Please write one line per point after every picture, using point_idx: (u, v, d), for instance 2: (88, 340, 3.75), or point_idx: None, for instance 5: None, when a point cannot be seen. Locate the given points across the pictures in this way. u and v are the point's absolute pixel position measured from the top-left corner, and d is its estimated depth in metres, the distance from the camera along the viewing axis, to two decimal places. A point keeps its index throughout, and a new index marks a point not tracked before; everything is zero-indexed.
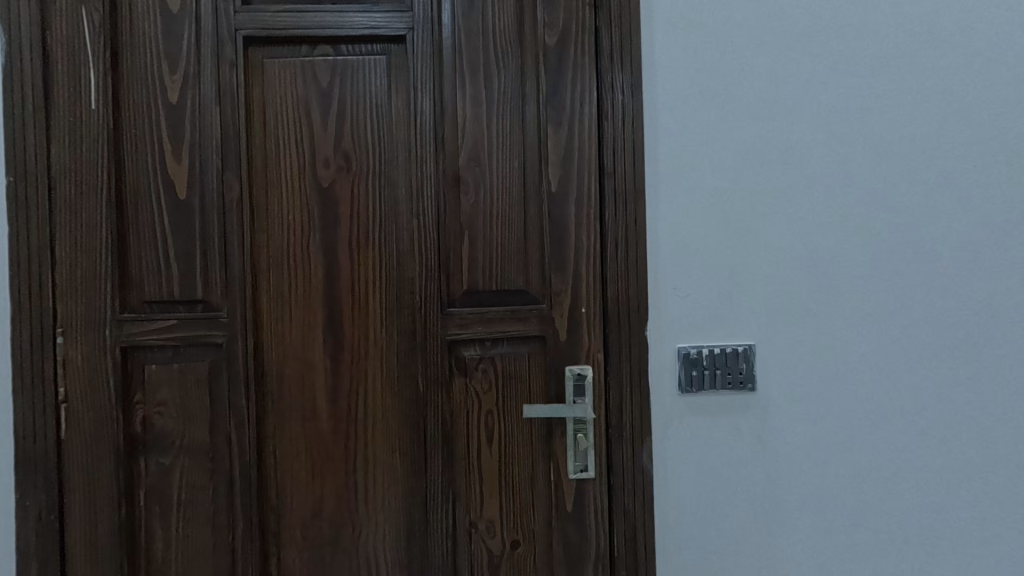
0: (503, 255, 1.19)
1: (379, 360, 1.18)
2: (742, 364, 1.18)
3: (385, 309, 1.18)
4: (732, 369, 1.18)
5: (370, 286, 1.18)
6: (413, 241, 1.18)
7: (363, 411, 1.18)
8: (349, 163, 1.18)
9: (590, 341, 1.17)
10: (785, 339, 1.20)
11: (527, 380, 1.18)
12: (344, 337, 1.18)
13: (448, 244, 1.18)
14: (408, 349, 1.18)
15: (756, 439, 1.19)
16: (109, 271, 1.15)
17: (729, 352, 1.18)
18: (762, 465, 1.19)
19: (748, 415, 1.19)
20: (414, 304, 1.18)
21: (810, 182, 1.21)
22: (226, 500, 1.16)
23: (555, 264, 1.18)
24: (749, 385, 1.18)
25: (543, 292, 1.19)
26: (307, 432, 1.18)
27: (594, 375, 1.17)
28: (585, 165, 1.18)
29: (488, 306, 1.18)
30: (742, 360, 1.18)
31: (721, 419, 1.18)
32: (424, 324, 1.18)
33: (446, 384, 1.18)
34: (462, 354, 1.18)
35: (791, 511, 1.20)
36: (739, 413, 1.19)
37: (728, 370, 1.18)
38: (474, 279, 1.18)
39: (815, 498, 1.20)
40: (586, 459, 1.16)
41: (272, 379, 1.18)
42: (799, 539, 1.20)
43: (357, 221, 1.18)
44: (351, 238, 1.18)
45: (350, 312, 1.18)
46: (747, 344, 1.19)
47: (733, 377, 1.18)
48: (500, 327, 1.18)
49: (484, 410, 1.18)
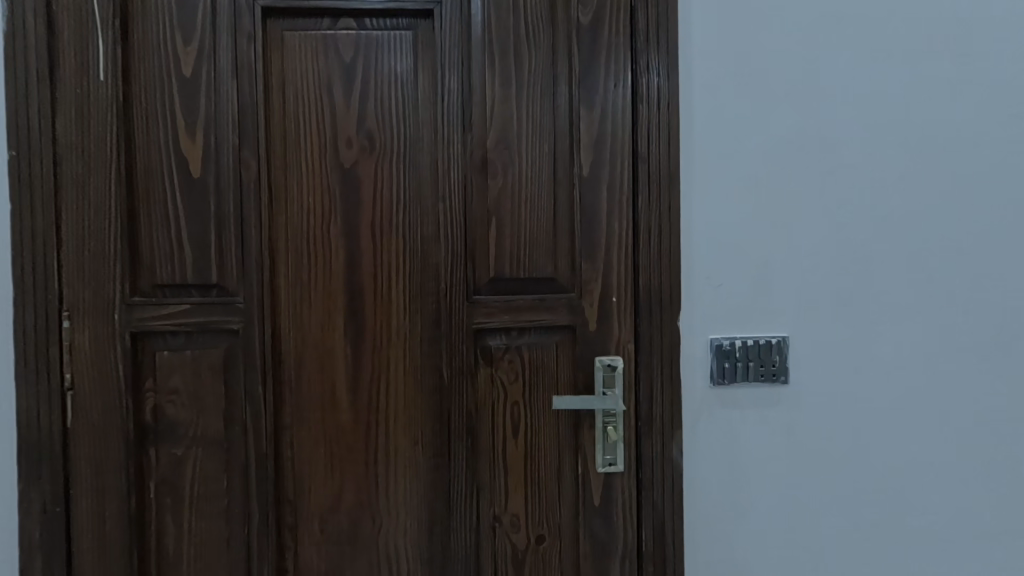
0: (531, 241, 1.15)
1: (402, 350, 1.14)
2: (775, 356, 1.16)
3: (408, 296, 1.14)
4: (765, 361, 1.15)
5: (393, 272, 1.14)
6: (438, 225, 1.14)
7: (384, 402, 1.14)
8: (372, 143, 1.13)
9: (620, 332, 1.14)
10: (818, 331, 1.17)
11: (555, 371, 1.15)
12: (365, 324, 1.14)
13: (475, 229, 1.14)
14: (432, 339, 1.14)
15: (787, 433, 1.17)
16: (119, 253, 1.09)
17: (762, 345, 1.15)
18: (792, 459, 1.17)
19: (779, 408, 1.17)
20: (438, 292, 1.14)
21: (846, 171, 1.18)
22: (241, 493, 1.12)
23: (585, 251, 1.14)
24: (782, 379, 1.16)
25: (573, 280, 1.15)
26: (326, 422, 1.14)
27: (624, 366, 1.14)
28: (618, 150, 1.14)
29: (515, 294, 1.15)
30: (775, 352, 1.15)
31: (752, 412, 1.16)
32: (449, 312, 1.13)
33: (471, 374, 1.14)
34: (488, 344, 1.14)
35: (820, 505, 1.18)
36: (770, 407, 1.16)
37: (761, 363, 1.15)
38: (501, 266, 1.14)
39: (844, 493, 1.19)
40: (615, 452, 1.13)
41: (289, 367, 1.13)
42: (828, 534, 1.19)
43: (380, 204, 1.14)
44: (374, 222, 1.14)
45: (371, 299, 1.14)
46: (780, 337, 1.16)
47: (765, 370, 1.15)
48: (528, 317, 1.14)
49: (510, 401, 1.14)
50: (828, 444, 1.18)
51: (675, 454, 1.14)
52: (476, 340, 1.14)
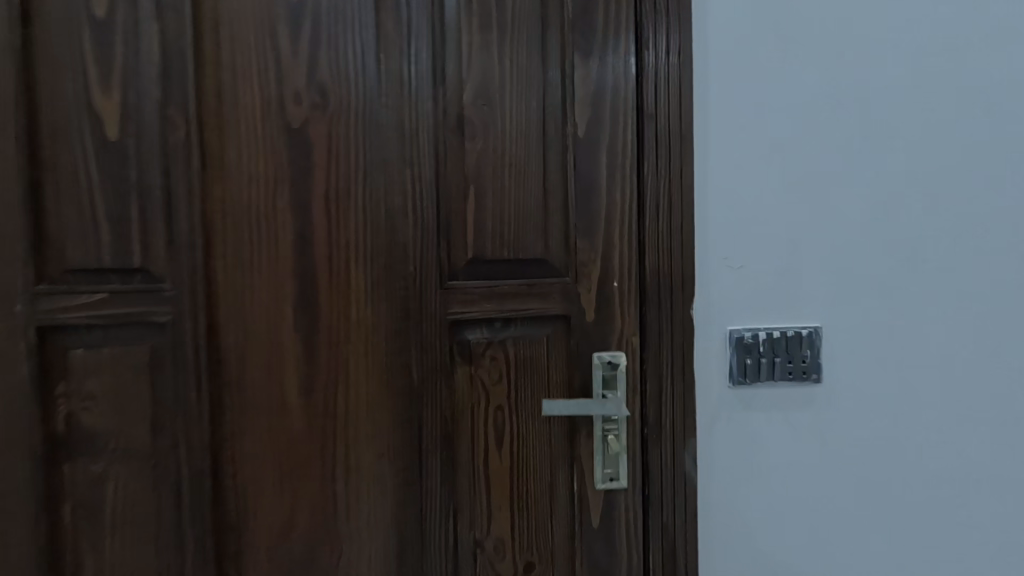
0: (517, 216, 0.97)
1: (364, 345, 0.96)
2: (805, 351, 0.98)
3: (371, 281, 0.96)
4: (793, 357, 0.98)
5: (353, 253, 0.96)
6: (405, 197, 0.95)
7: (344, 408, 0.96)
8: (326, 99, 0.95)
9: (623, 323, 0.96)
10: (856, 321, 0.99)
11: (546, 369, 0.97)
12: (320, 315, 0.96)
13: (450, 202, 0.96)
14: (400, 333, 0.96)
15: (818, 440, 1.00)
16: (19, 231, 0.91)
17: (790, 338, 0.98)
18: (825, 471, 1.00)
19: (810, 411, 0.99)
20: (406, 276, 0.96)
21: (891, 131, 0.99)
22: (175, 516, 0.94)
23: (581, 227, 0.96)
24: (813, 377, 0.99)
25: (567, 262, 0.97)
26: (275, 432, 0.96)
27: (628, 364, 0.96)
28: (619, 108, 0.97)
29: (498, 278, 0.97)
30: (806, 346, 0.98)
31: (778, 417, 0.99)
32: (419, 301, 0.95)
33: (446, 374, 0.96)
34: (467, 338, 0.96)
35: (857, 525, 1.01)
36: (799, 411, 0.99)
37: (788, 359, 0.98)
38: (482, 246, 0.96)
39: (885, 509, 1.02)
40: (617, 465, 0.96)
41: (230, 367, 0.95)
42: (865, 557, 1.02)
43: (336, 172, 0.95)
44: (329, 193, 0.95)
45: (327, 285, 0.96)
46: (811, 328, 0.98)
47: (794, 367, 0.98)
48: (513, 306, 0.96)
49: (493, 405, 0.97)
50: (867, 452, 1.01)
51: (688, 466, 0.96)
52: (452, 333, 0.96)
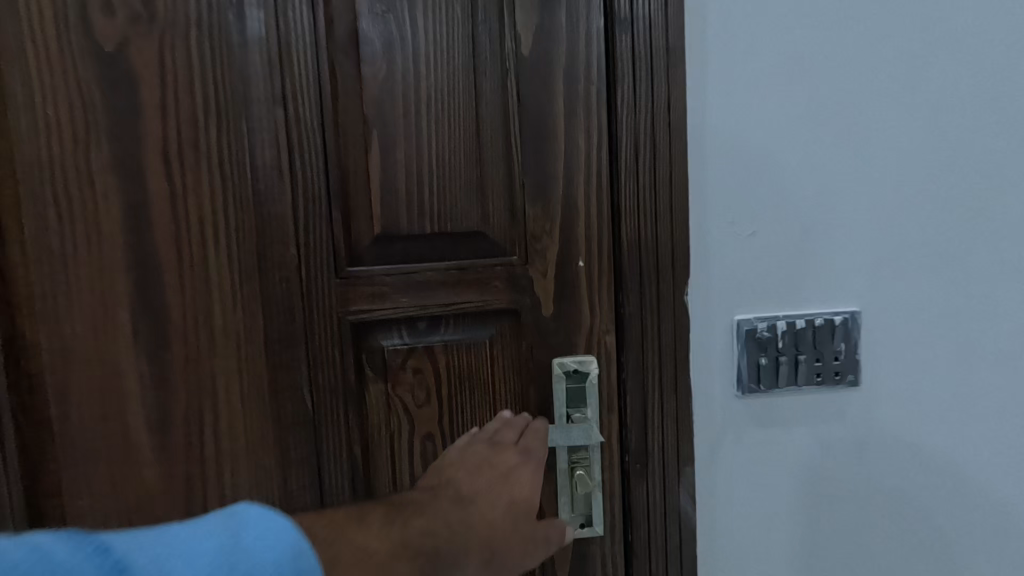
0: (440, 173, 0.69)
1: (237, 361, 0.70)
2: (838, 344, 0.72)
3: (240, 272, 0.68)
4: (822, 353, 0.72)
5: (209, 233, 0.68)
6: (278, 150, 0.67)
7: (213, 446, 0.70)
8: (151, 9, 0.65)
9: (592, 316, 0.70)
10: (911, 301, 0.73)
11: (489, 382, 0.71)
12: (171, 323, 0.68)
13: (345, 156, 0.68)
14: (284, 341, 0.69)
15: (857, 463, 0.74)
16: None
17: (819, 328, 0.71)
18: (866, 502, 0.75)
19: (844, 424, 0.74)
20: (287, 262, 0.68)
21: (962, 32, 0.70)
22: None
23: (531, 185, 0.69)
24: (849, 379, 0.73)
25: (512, 234, 0.69)
26: (119, 485, 0.70)
27: (600, 372, 0.70)
28: (579, 13, 0.68)
29: (418, 261, 0.70)
30: (840, 339, 0.72)
31: (802, 433, 0.74)
32: (307, 296, 0.68)
33: (353, 394, 0.70)
34: (379, 344, 0.70)
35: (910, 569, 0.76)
36: (829, 424, 0.74)
37: (816, 357, 0.72)
38: (393, 217, 0.69)
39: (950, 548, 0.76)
40: (589, 508, 0.72)
41: (46, 400, 0.68)
42: None
43: (175, 116, 0.66)
44: (168, 148, 0.66)
45: (177, 278, 0.68)
46: (847, 313, 0.72)
47: (824, 367, 0.72)
48: (440, 298, 0.69)
49: (420, 433, 0.72)
50: (925, 475, 0.75)
51: (685, 505, 0.72)
52: (358, 339, 0.70)
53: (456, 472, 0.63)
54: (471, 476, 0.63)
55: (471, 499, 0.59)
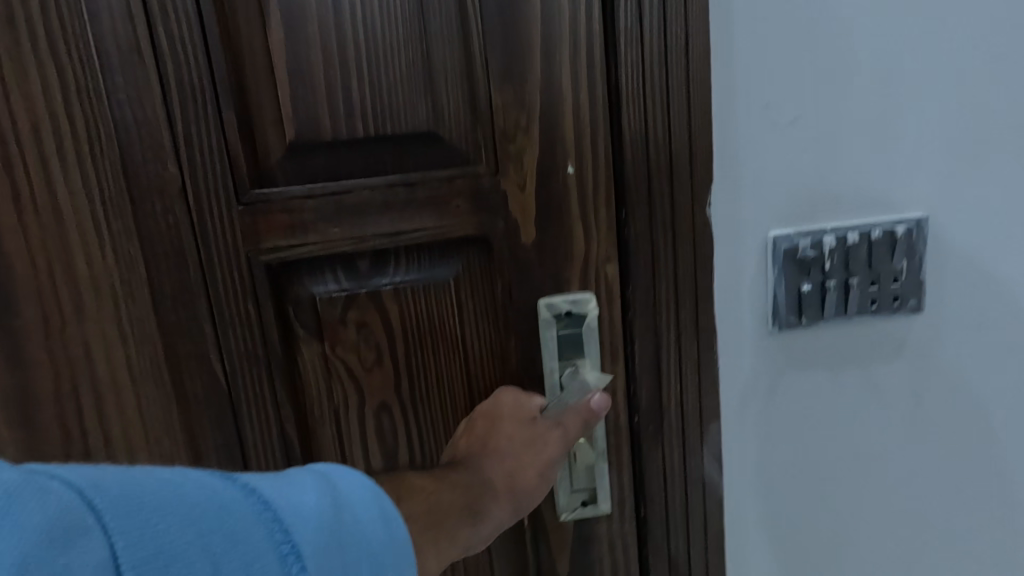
0: (370, 50, 0.49)
1: (115, 325, 0.52)
2: (900, 262, 0.56)
3: (101, 203, 0.49)
4: (879, 274, 0.56)
5: (48, 149, 0.48)
6: (131, 23, 0.46)
7: (99, 438, 0.53)
8: None
9: (587, 241, 0.53)
10: (995, 204, 0.56)
11: (457, 334, 0.55)
12: (12, 278, 0.50)
13: (233, 31, 0.48)
14: (176, 296, 0.51)
15: (918, 406, 0.60)
16: None
17: (876, 241, 0.55)
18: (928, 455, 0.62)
19: (903, 362, 0.59)
20: (166, 187, 0.49)
21: None
22: None
23: (496, 61, 0.49)
24: (911, 305, 0.57)
25: (476, 134, 0.51)
26: None
27: (600, 312, 0.54)
28: None
29: (351, 178, 0.51)
30: (902, 255, 0.56)
31: (852, 377, 0.59)
32: (202, 234, 0.50)
33: (278, 360, 0.54)
34: (307, 293, 0.53)
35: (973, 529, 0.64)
36: (886, 363, 0.59)
37: (870, 279, 0.56)
38: (311, 116, 0.50)
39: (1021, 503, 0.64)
40: (593, 482, 0.57)
41: None
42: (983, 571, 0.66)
43: None
44: None
45: (13, 217, 0.49)
46: (912, 221, 0.55)
47: (880, 290, 0.57)
48: (384, 227, 0.52)
49: (372, 404, 0.56)
50: (995, 420, 0.61)
51: (711, 473, 0.58)
52: (279, 288, 0.53)
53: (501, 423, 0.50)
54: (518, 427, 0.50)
55: (508, 449, 0.49)
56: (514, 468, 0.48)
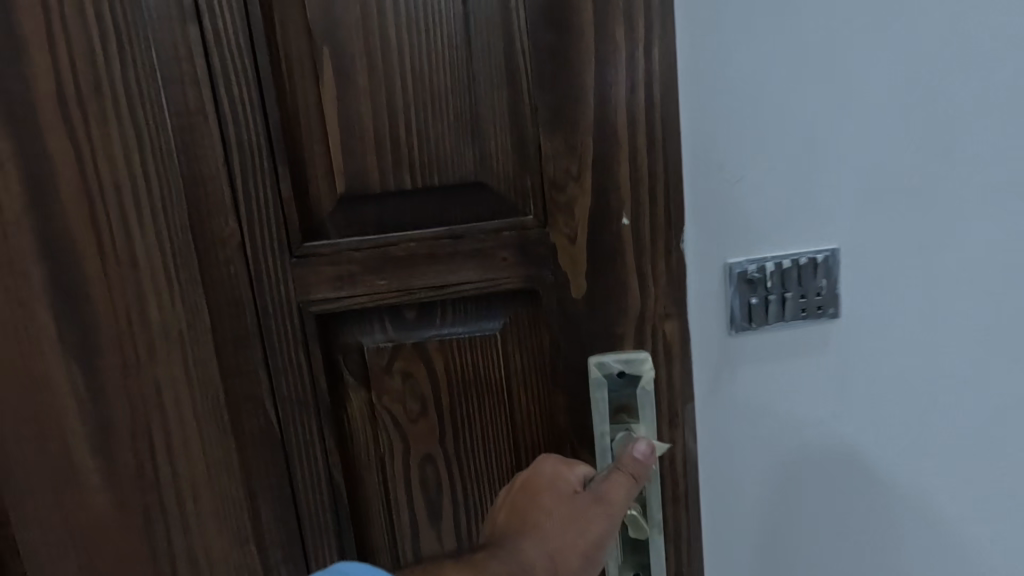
0: (419, 100, 0.48)
1: (182, 367, 0.55)
2: (820, 281, 0.53)
3: (170, 254, 0.52)
4: (807, 296, 0.53)
5: (127, 204, 0.52)
6: (198, 85, 0.49)
7: (169, 471, 0.57)
8: None
9: (643, 295, 0.49)
10: None
11: (503, 387, 0.53)
12: (97, 322, 0.54)
13: (288, 87, 0.49)
14: (236, 341, 0.53)
15: (877, 428, 0.57)
16: None
17: (805, 263, 0.52)
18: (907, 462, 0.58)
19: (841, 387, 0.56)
20: (228, 239, 0.51)
21: None
22: None
23: (547, 105, 0.47)
24: (834, 323, 0.54)
25: (525, 182, 0.49)
26: (67, 515, 0.58)
27: (658, 372, 0.50)
28: None
29: (398, 227, 0.51)
30: (824, 276, 0.53)
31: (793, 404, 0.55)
32: (259, 283, 0.52)
33: (326, 407, 0.54)
34: (355, 341, 0.53)
35: None
36: (831, 389, 0.55)
37: (801, 300, 0.53)
38: (360, 167, 0.50)
39: None
40: (646, 556, 0.52)
41: None
42: None
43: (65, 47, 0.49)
44: (60, 92, 0.50)
45: (100, 266, 0.53)
46: (827, 250, 0.53)
47: (809, 311, 0.54)
48: (431, 276, 0.50)
49: (416, 454, 0.54)
50: None
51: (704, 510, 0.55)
52: (328, 334, 0.53)
53: (542, 497, 0.47)
54: (560, 502, 0.47)
55: (548, 531, 0.45)
56: (556, 550, 0.45)
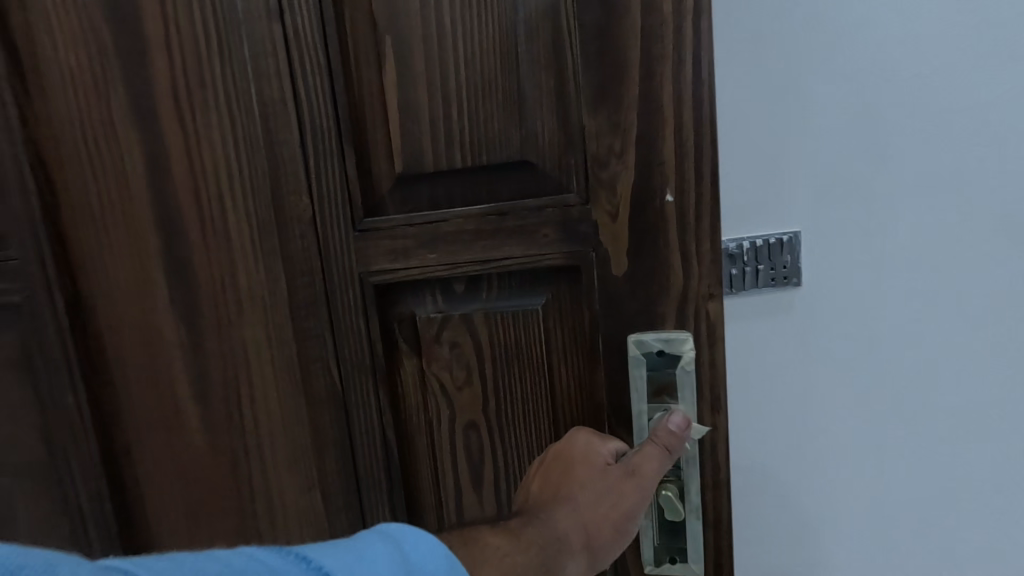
0: (470, 84, 0.51)
1: (263, 328, 0.62)
2: None
3: (256, 228, 0.60)
4: (775, 269, 0.78)
5: (222, 184, 0.60)
6: (279, 77, 0.55)
7: (252, 418, 0.65)
8: None
9: (686, 273, 0.48)
10: None
11: (544, 361, 0.54)
12: (199, 285, 0.63)
13: (355, 77, 0.54)
14: (307, 306, 0.60)
15: None
16: None
17: (773, 243, 0.76)
18: None
19: None
20: (301, 215, 0.57)
21: None
22: (85, 546, 0.73)
23: (591, 82, 0.47)
24: None
25: (569, 161, 0.50)
26: (172, 449, 0.69)
27: (700, 353, 0.49)
28: None
29: (449, 205, 0.54)
30: None
31: None
32: (327, 254, 0.57)
33: (382, 371, 0.59)
34: (409, 311, 0.58)
35: None
36: None
37: (769, 273, 0.78)
38: (416, 149, 0.54)
39: None
40: (681, 539, 0.52)
41: (108, 362, 0.68)
42: None
43: (178, 49, 0.58)
44: (174, 88, 0.59)
45: (200, 237, 0.62)
46: (790, 234, 0.77)
47: (777, 280, 0.78)
48: (478, 251, 0.53)
49: (461, 421, 0.58)
50: None
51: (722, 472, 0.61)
52: (385, 304, 0.58)
53: (580, 471, 0.48)
54: (597, 478, 0.47)
55: (584, 506, 0.46)
56: (590, 524, 0.46)
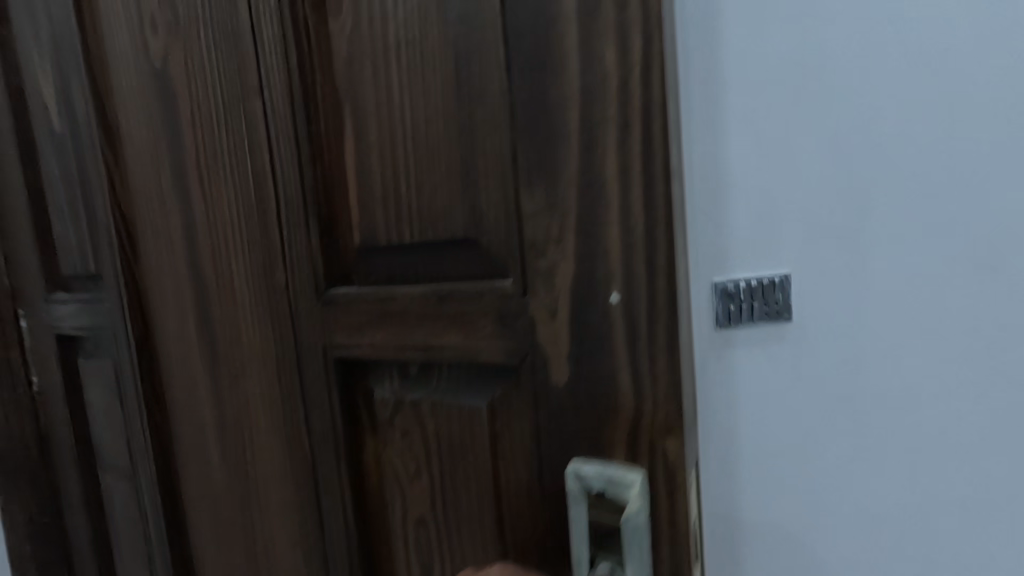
0: (417, 157, 0.46)
1: (258, 385, 0.64)
2: (772, 293, 1.03)
3: (251, 291, 0.62)
4: (766, 304, 1.02)
5: (227, 248, 0.63)
6: (260, 151, 0.56)
7: (251, 467, 0.67)
8: (178, 16, 0.62)
9: (638, 397, 0.37)
10: None
11: (489, 470, 0.46)
12: (214, 339, 0.68)
13: (321, 150, 0.53)
14: (285, 370, 0.60)
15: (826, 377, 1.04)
16: (45, 246, 0.94)
17: (766, 284, 1.02)
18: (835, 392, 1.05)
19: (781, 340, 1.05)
20: (279, 283, 0.58)
21: None
22: (152, 546, 0.85)
23: (527, 156, 0.39)
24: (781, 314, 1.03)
25: (509, 243, 0.42)
26: (199, 481, 0.75)
27: (654, 496, 0.37)
28: None
29: (400, 282, 0.49)
30: (777, 290, 1.03)
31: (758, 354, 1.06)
32: (297, 323, 0.57)
33: (345, 446, 0.56)
34: (369, 389, 0.54)
35: None
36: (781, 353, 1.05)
37: (764, 308, 1.02)
38: (371, 223, 0.50)
39: None
40: None
41: (161, 396, 0.77)
42: None
43: (199, 129, 0.63)
44: (197, 162, 0.64)
45: (214, 297, 0.66)
46: (776, 278, 1.03)
47: (771, 313, 1.03)
48: (420, 338, 0.48)
49: (412, 516, 0.52)
50: None
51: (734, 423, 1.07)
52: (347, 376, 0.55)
53: None
54: None
55: None
56: None
